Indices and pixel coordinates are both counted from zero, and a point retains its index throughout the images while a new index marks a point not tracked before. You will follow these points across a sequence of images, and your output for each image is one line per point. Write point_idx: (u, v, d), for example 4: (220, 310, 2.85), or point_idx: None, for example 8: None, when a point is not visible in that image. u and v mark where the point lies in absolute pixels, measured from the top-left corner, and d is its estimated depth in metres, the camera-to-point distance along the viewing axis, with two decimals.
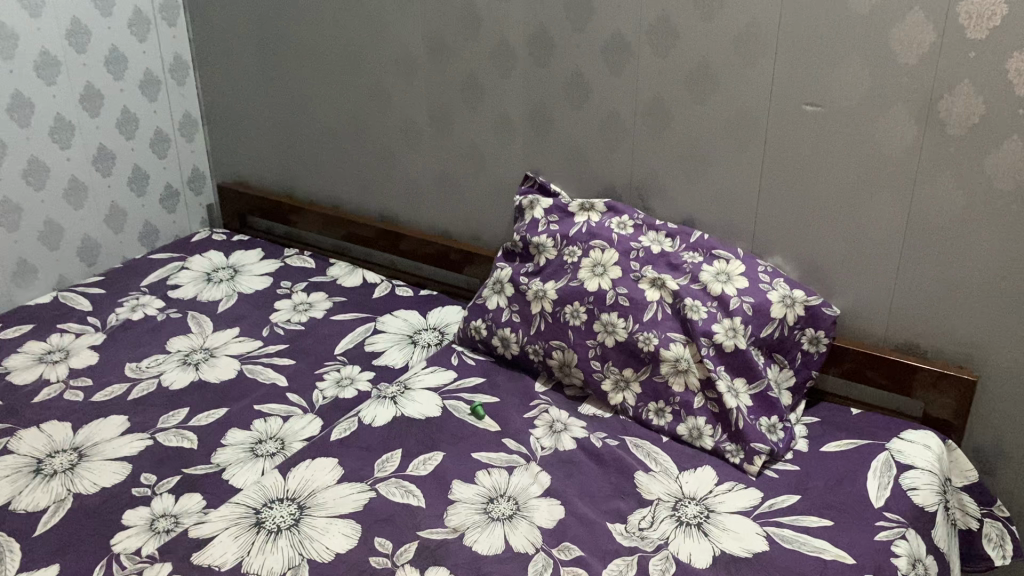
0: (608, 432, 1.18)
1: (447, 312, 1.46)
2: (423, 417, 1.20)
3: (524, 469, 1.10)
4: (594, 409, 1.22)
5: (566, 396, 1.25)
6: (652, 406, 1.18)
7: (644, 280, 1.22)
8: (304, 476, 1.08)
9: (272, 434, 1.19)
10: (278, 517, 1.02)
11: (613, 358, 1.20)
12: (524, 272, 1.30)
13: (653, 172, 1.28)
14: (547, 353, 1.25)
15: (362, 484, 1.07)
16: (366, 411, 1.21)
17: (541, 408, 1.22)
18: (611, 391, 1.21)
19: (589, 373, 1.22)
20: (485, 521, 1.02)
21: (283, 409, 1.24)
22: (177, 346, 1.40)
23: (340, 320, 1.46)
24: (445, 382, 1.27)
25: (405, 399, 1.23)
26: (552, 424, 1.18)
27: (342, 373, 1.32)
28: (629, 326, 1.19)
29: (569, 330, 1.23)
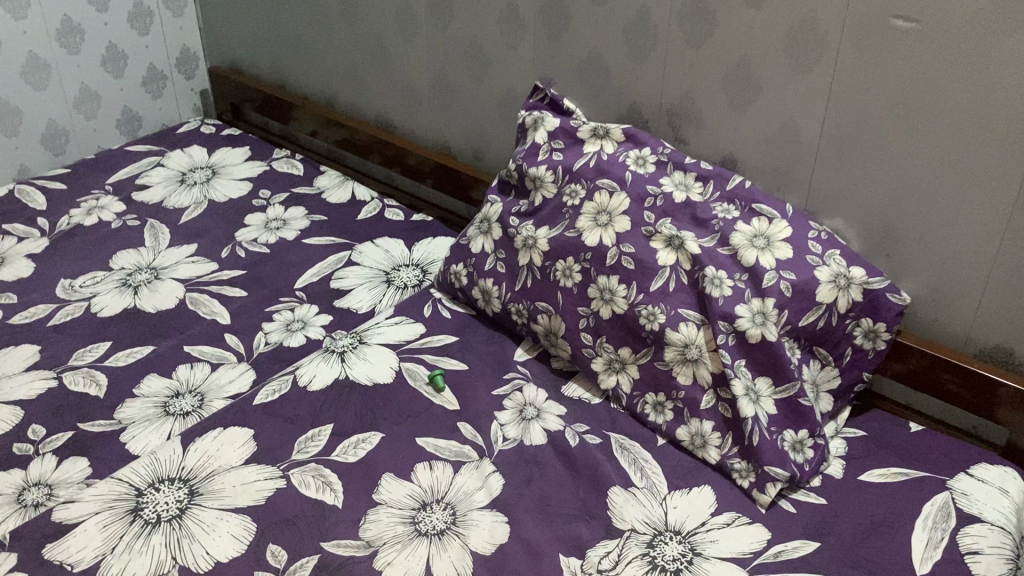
0: (591, 425, 0.94)
1: (436, 245, 1.23)
2: (369, 383, 0.98)
3: (473, 468, 0.88)
4: (581, 392, 0.98)
5: (551, 370, 1.01)
6: (649, 399, 0.94)
7: (658, 238, 0.95)
8: (207, 451, 0.89)
9: (192, 388, 1.00)
10: (160, 505, 0.84)
11: (607, 334, 0.96)
12: (515, 212, 1.06)
13: (687, 94, 1.00)
14: (532, 317, 1.01)
15: (272, 469, 0.88)
16: (306, 370, 1.00)
17: (514, 384, 0.99)
18: (602, 374, 0.97)
19: (578, 348, 0.98)
20: (408, 538, 0.81)
21: (215, 356, 1.05)
22: (121, 263, 1.21)
23: (312, 244, 1.25)
24: (408, 339, 1.05)
25: (356, 358, 1.02)
26: (523, 408, 0.95)
27: (295, 314, 1.11)
28: (630, 296, 0.94)
29: (559, 292, 0.99)
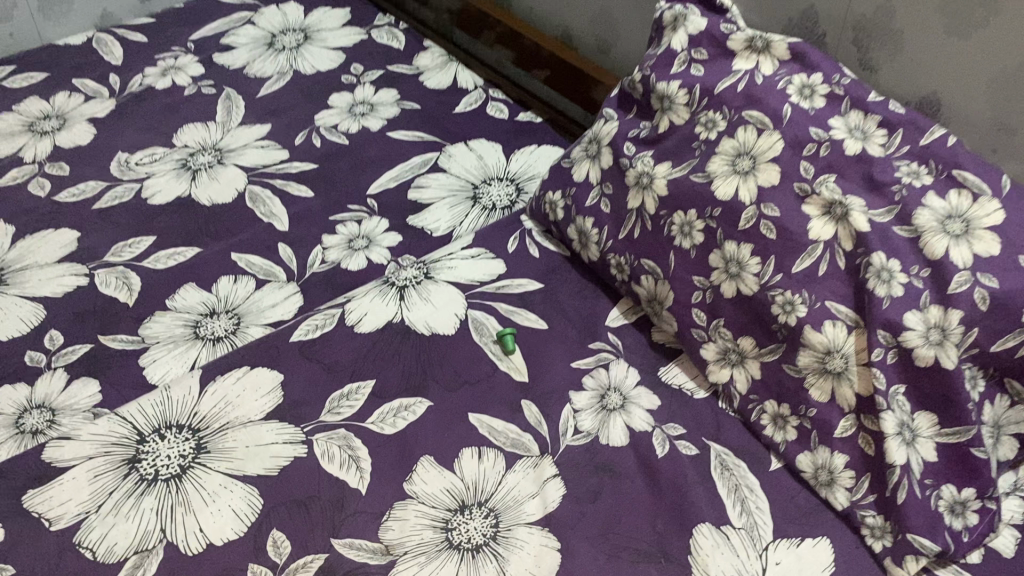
0: (687, 428, 0.75)
1: (536, 158, 1.04)
2: (427, 333, 0.82)
3: (531, 467, 0.72)
4: (683, 379, 0.79)
5: (650, 344, 0.82)
6: (768, 409, 0.73)
7: (814, 202, 0.71)
8: (225, 397, 0.76)
9: (230, 308, 0.86)
10: (160, 460, 0.71)
11: (726, 317, 0.75)
12: (633, 137, 0.84)
13: (885, 3, 0.72)
14: (635, 277, 0.81)
15: (293, 429, 0.74)
16: (356, 305, 0.84)
17: (600, 358, 0.80)
18: (711, 364, 0.77)
19: (686, 327, 0.78)
20: (436, 549, 0.66)
21: (262, 270, 0.90)
22: (185, 141, 1.07)
23: (397, 138, 1.07)
24: (483, 279, 0.87)
25: (418, 297, 0.85)
26: (605, 392, 0.77)
27: (360, 228, 0.94)
28: (764, 274, 0.72)
29: (672, 252, 0.78)
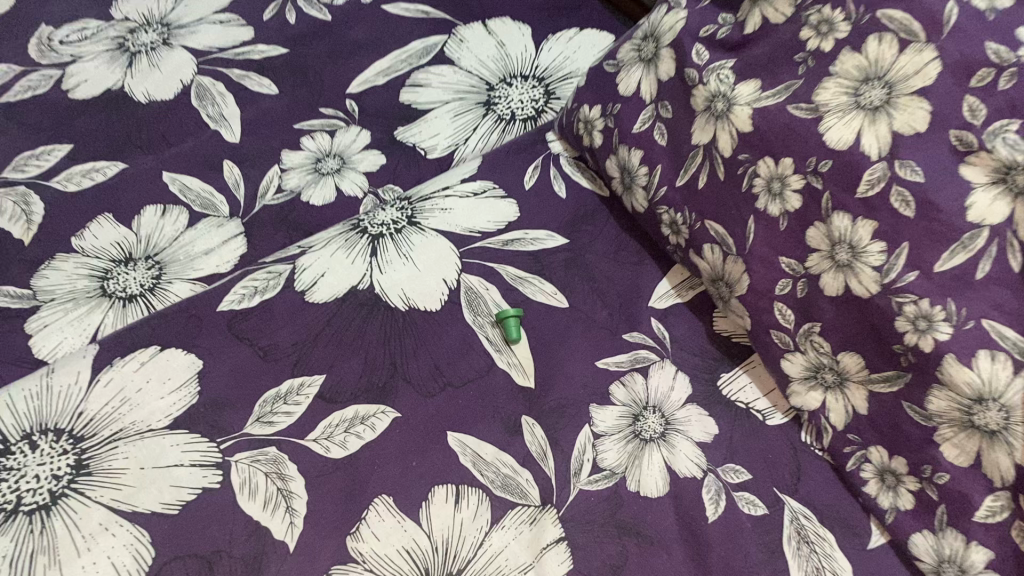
0: (754, 473, 0.53)
1: (577, 48, 0.78)
2: (402, 307, 0.59)
3: (525, 525, 0.51)
4: (753, 395, 0.56)
5: (710, 336, 0.59)
6: (874, 459, 0.51)
7: (980, 161, 0.44)
8: (122, 391, 0.56)
9: (151, 255, 0.65)
10: (25, 482, 0.52)
11: (824, 321, 0.51)
12: (706, 35, 0.56)
13: None
14: (695, 243, 0.57)
15: (205, 441, 0.54)
16: (308, 262, 0.61)
17: (638, 357, 0.57)
18: (794, 381, 0.54)
19: (763, 325, 0.54)
20: None
21: (199, 199, 0.68)
22: (126, 12, 0.82)
23: (394, 14, 0.81)
24: (487, 226, 0.63)
25: (393, 252, 0.62)
26: (640, 413, 0.55)
27: (332, 144, 0.71)
28: (888, 268, 0.47)
29: (752, 219, 0.53)
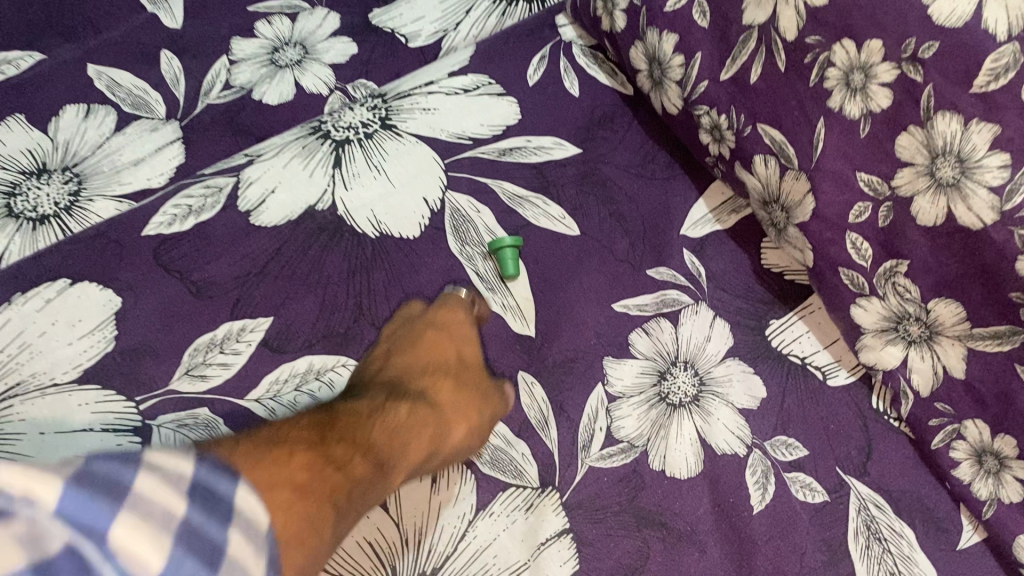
0: (812, 450, 0.42)
1: None
2: (372, 234, 0.48)
3: (518, 511, 0.41)
4: (810, 347, 0.45)
5: (756, 274, 0.47)
6: (969, 437, 0.39)
7: None
8: (20, 336, 0.44)
9: (69, 166, 0.53)
10: None
11: (913, 258, 0.39)
12: None
13: None
14: (742, 154, 0.45)
15: (123, 401, 0.44)
16: (255, 173, 0.49)
17: (665, 300, 0.46)
18: (867, 334, 0.42)
19: (829, 260, 0.42)
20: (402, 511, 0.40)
21: (130, 98, 0.55)
22: None
23: None
24: (485, 130, 0.51)
25: (361, 162, 0.50)
26: (667, 369, 0.44)
27: (295, 29, 0.57)
28: (1012, 191, 0.34)
29: (822, 122, 0.40)
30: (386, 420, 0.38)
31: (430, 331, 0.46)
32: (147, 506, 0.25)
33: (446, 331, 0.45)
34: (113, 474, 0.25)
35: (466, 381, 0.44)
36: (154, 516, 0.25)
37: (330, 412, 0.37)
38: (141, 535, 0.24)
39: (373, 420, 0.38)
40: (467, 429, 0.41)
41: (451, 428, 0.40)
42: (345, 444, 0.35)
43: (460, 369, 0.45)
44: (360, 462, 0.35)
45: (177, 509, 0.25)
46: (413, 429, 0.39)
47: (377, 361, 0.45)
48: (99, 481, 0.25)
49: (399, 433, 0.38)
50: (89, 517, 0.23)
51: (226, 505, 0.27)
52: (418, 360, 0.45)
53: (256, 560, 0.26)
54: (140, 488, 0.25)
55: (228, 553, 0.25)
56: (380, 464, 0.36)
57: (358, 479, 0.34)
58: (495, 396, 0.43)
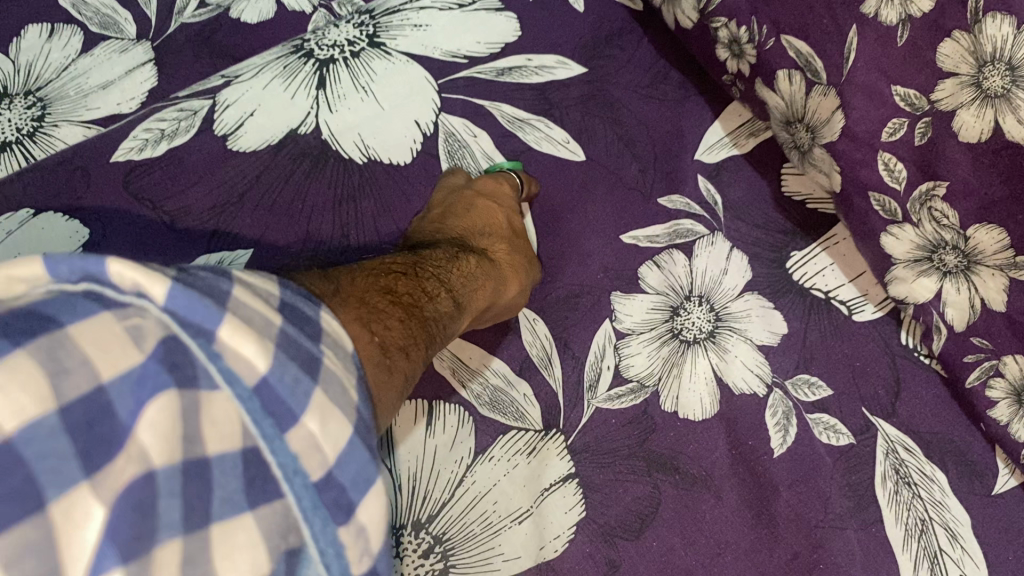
0: (836, 389, 0.39)
1: None
2: (360, 160, 0.44)
3: (520, 456, 0.38)
4: (834, 281, 0.41)
5: (776, 202, 0.43)
6: (1008, 374, 0.35)
7: None
8: None
9: (31, 90, 0.49)
10: None
11: (952, 180, 0.35)
12: None
13: None
14: (763, 70, 0.41)
15: None
16: (233, 95, 0.45)
17: (678, 231, 0.43)
18: (897, 266, 0.38)
19: (858, 184, 0.39)
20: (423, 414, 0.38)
21: (98, 18, 0.50)
22: None
23: None
24: (481, 48, 0.47)
25: (347, 82, 0.46)
26: (679, 303, 0.41)
27: None
28: None
29: (853, 30, 0.36)
30: (453, 273, 0.36)
31: (482, 198, 0.41)
32: (244, 314, 0.21)
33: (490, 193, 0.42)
34: (212, 281, 0.21)
35: (519, 242, 0.42)
36: (255, 323, 0.21)
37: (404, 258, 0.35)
38: (248, 338, 0.20)
39: (442, 274, 0.35)
40: (519, 286, 0.39)
41: (505, 288, 0.38)
42: (419, 290, 0.33)
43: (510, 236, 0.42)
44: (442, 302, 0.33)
45: (273, 317, 0.22)
46: (481, 280, 0.37)
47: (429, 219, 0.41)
48: (201, 282, 0.21)
49: (467, 289, 0.36)
50: (196, 315, 0.20)
51: (318, 327, 0.23)
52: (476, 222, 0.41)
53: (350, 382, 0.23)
54: (240, 294, 0.22)
55: (326, 365, 0.22)
56: (454, 309, 0.34)
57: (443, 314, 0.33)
58: (534, 272, 0.41)
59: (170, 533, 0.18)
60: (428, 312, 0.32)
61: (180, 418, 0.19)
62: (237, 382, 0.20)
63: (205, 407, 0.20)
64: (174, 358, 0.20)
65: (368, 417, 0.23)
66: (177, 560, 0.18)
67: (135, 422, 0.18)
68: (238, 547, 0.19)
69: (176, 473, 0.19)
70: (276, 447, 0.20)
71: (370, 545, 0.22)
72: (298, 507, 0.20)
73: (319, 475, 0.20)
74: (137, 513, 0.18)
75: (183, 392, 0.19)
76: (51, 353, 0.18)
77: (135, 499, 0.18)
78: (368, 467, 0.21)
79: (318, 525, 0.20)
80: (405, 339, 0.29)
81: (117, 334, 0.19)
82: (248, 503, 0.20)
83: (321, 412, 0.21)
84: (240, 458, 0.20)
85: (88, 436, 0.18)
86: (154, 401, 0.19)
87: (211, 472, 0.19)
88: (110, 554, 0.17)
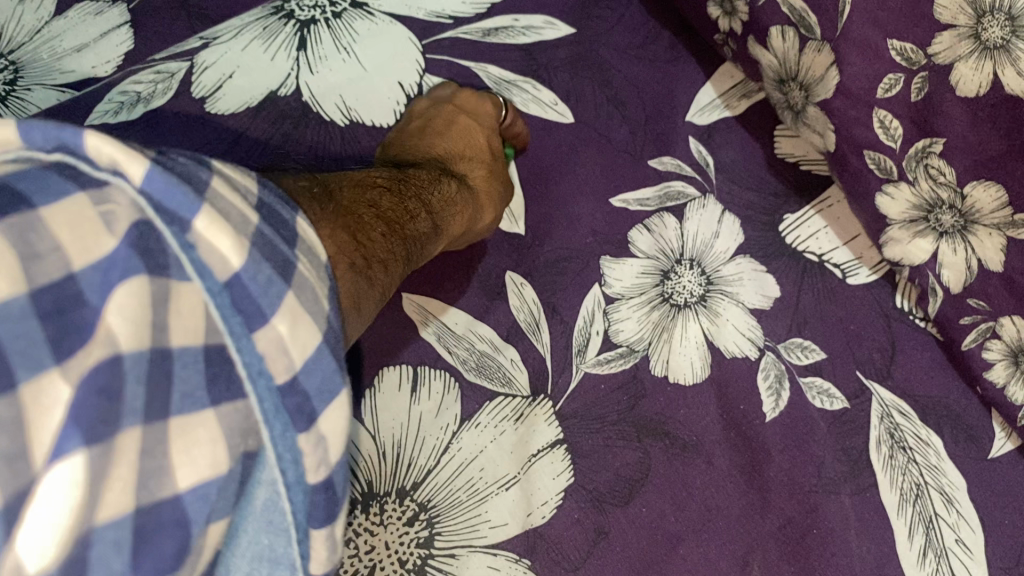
0: (830, 353, 0.38)
1: None
2: (342, 122, 0.43)
3: (508, 422, 0.37)
4: (828, 244, 0.40)
5: (769, 164, 0.42)
6: (1005, 335, 0.34)
7: None
8: None
9: (4, 53, 0.47)
10: None
11: (949, 136, 0.34)
12: None
13: None
14: (755, 27, 0.39)
15: None
16: (211, 57, 0.44)
17: (669, 193, 0.42)
18: (892, 226, 0.37)
19: (853, 143, 0.38)
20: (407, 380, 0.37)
21: None
22: None
23: None
24: (465, 10, 0.45)
25: (328, 43, 0.44)
26: (670, 267, 0.40)
27: None
28: None
29: None
30: (434, 197, 0.38)
31: (463, 116, 0.43)
32: (223, 210, 0.22)
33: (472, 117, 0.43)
34: (191, 168, 0.22)
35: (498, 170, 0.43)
36: (231, 217, 0.22)
37: (390, 176, 0.36)
38: (221, 233, 0.21)
39: (424, 194, 0.37)
40: (497, 211, 0.41)
41: (480, 212, 0.40)
42: (402, 209, 0.34)
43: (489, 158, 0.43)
44: (422, 219, 0.35)
45: (250, 216, 0.22)
46: (460, 203, 0.39)
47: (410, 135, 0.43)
48: (180, 168, 0.21)
49: (445, 213, 0.37)
50: (171, 202, 0.20)
51: (293, 232, 0.24)
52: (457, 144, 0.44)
53: (322, 288, 0.24)
54: (217, 185, 0.22)
55: (300, 269, 0.23)
56: (432, 230, 0.35)
57: (422, 232, 0.34)
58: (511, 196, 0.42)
59: (131, 421, 0.19)
60: (409, 229, 0.33)
61: (149, 307, 0.20)
62: (208, 275, 0.20)
63: (174, 299, 0.20)
64: (146, 245, 0.20)
65: (338, 327, 0.24)
66: (134, 449, 0.19)
67: (103, 305, 0.19)
68: (196, 441, 0.20)
69: (144, 359, 0.19)
70: (243, 346, 0.21)
71: (328, 453, 0.22)
72: (258, 409, 0.21)
73: (283, 379, 0.21)
74: (103, 397, 0.18)
75: (154, 281, 0.20)
76: (24, 236, 0.19)
77: (101, 383, 0.18)
78: (332, 376, 0.22)
79: (277, 428, 0.21)
80: (387, 253, 0.31)
81: (89, 219, 0.20)
82: (209, 400, 0.20)
83: (288, 315, 0.21)
84: (203, 351, 0.21)
85: (57, 324, 0.18)
86: (120, 288, 0.19)
87: (174, 364, 0.20)
88: (73, 435, 0.18)
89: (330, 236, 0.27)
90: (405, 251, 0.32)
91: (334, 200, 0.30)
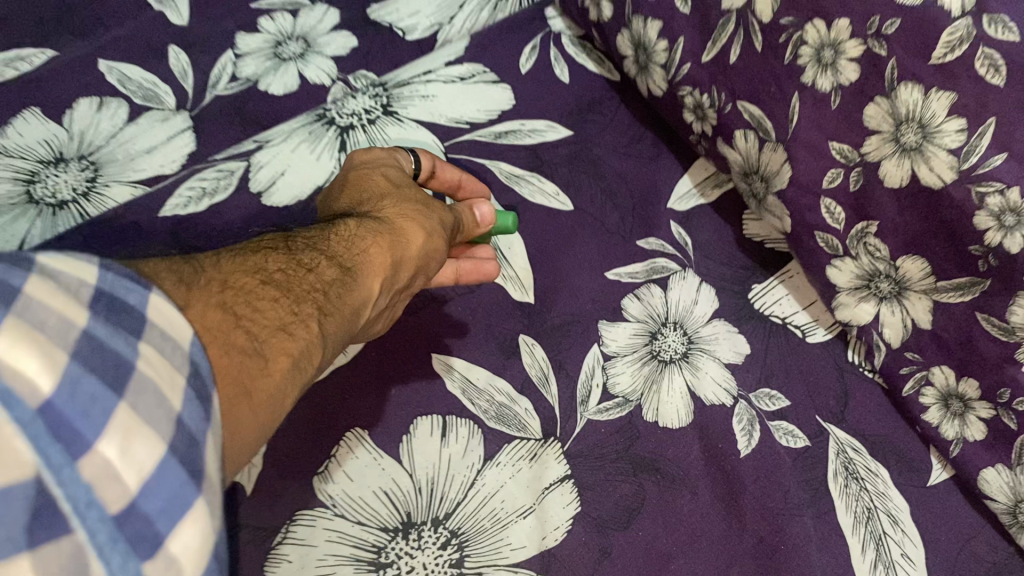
0: (794, 400, 0.45)
1: None
2: None
3: (524, 461, 0.44)
4: (789, 309, 0.48)
5: (738, 242, 0.51)
6: (937, 382, 0.42)
7: None
8: None
9: (85, 155, 0.52)
10: None
11: (882, 219, 0.42)
12: None
13: None
14: (724, 130, 0.48)
15: None
16: (265, 158, 0.52)
17: (655, 268, 0.49)
18: (842, 293, 0.45)
19: (805, 224, 0.46)
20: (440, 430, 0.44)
21: (141, 90, 0.55)
22: None
23: None
24: (478, 113, 0.54)
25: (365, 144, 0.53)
26: (658, 330, 0.47)
27: (293, 25, 0.58)
28: (968, 152, 0.36)
29: (795, 96, 0.43)
30: (333, 240, 0.38)
31: (353, 171, 0.45)
32: (38, 324, 0.22)
33: (370, 164, 0.46)
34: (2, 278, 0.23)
35: (407, 195, 0.44)
36: (47, 331, 0.22)
37: (277, 237, 0.37)
38: (27, 359, 0.21)
39: (321, 243, 0.38)
40: (422, 237, 0.42)
41: (406, 240, 0.41)
42: (294, 265, 0.35)
43: (396, 188, 0.44)
44: (326, 269, 0.36)
45: (77, 322, 0.23)
46: (362, 241, 0.39)
47: (323, 209, 0.46)
48: None
49: (354, 253, 0.38)
50: None
51: (140, 321, 0.25)
52: (346, 198, 0.44)
53: (171, 378, 0.24)
54: (37, 296, 0.23)
55: (136, 373, 0.24)
56: (341, 274, 0.36)
57: (325, 278, 0.35)
58: (426, 216, 0.43)
59: None
60: (305, 283, 0.34)
61: None
62: (18, 406, 0.21)
63: None
64: None
65: (197, 424, 0.24)
66: None
67: None
68: None
69: None
70: (65, 479, 0.21)
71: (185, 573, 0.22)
72: (90, 541, 0.21)
73: (114, 508, 0.21)
74: None
75: None
76: None
77: None
78: (180, 489, 0.23)
79: (115, 560, 0.21)
80: (282, 318, 0.31)
81: None
82: (28, 542, 0.21)
83: (113, 435, 0.22)
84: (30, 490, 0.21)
85: None
86: None
87: None
88: None
89: (198, 314, 0.28)
90: (308, 309, 0.33)
91: (207, 277, 0.31)
